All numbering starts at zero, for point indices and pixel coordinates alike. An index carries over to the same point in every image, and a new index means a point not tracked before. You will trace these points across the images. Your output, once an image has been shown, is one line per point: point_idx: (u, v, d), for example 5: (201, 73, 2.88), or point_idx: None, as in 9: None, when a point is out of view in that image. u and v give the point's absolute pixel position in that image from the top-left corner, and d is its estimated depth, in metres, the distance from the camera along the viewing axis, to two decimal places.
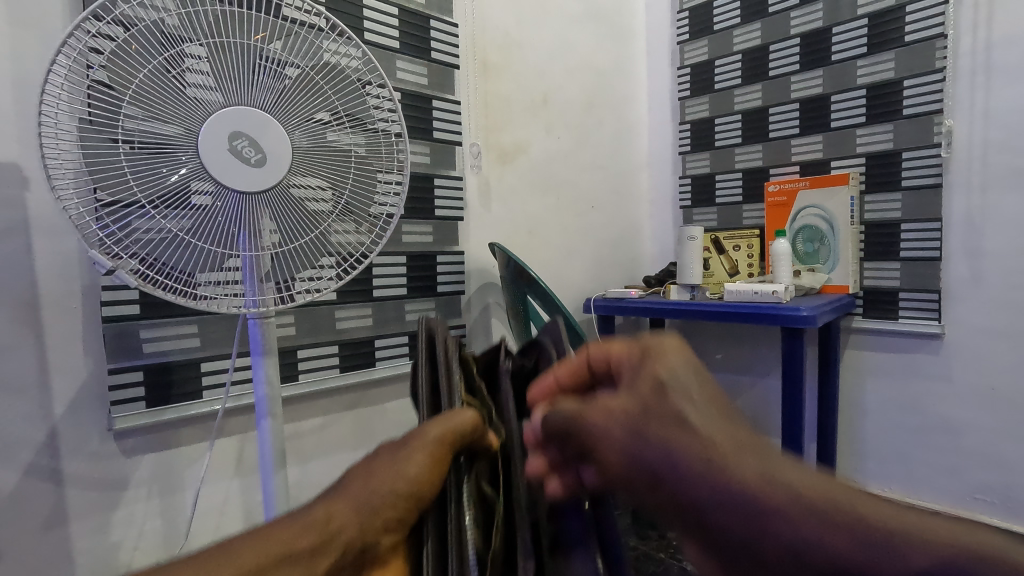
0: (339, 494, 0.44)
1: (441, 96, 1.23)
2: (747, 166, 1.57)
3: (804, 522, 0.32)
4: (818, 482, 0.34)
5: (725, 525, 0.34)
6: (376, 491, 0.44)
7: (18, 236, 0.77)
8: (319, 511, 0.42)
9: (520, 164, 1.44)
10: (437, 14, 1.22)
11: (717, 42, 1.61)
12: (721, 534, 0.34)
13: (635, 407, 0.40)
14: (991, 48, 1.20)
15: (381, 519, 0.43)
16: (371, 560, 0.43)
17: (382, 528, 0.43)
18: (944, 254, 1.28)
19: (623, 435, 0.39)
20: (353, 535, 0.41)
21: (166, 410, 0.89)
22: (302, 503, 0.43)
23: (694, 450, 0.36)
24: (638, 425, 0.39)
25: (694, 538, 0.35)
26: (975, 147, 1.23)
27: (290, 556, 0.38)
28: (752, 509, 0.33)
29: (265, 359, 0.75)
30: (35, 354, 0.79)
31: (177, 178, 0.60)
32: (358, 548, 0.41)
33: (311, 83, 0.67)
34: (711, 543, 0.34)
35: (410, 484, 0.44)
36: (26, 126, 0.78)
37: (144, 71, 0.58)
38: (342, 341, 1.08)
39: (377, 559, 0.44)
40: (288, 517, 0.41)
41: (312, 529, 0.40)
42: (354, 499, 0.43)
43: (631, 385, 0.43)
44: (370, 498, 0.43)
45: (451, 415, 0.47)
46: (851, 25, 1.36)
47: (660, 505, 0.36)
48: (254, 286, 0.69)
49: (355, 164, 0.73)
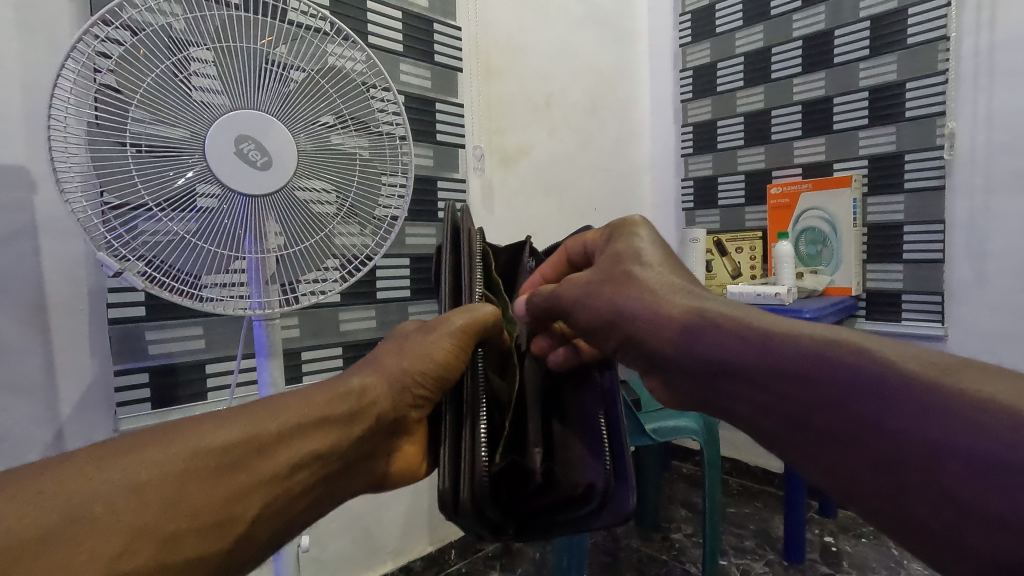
0: (375, 370, 0.53)
1: (444, 99, 1.24)
2: (749, 169, 1.58)
3: (853, 378, 0.38)
4: (871, 343, 0.39)
5: (781, 390, 0.42)
6: (404, 370, 0.52)
7: (26, 239, 0.78)
8: (357, 383, 0.52)
9: (523, 166, 1.44)
10: (441, 17, 1.22)
11: (719, 44, 1.61)
12: (767, 394, 0.42)
13: (622, 278, 0.55)
14: (994, 50, 1.20)
15: (409, 395, 0.53)
16: (399, 425, 0.54)
17: (408, 402, 0.53)
18: (948, 256, 1.28)
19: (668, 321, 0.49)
20: (385, 406, 0.52)
21: (172, 411, 0.90)
22: (343, 375, 0.53)
23: (725, 325, 0.46)
24: (697, 327, 0.48)
25: (735, 392, 0.45)
26: (978, 149, 1.23)
27: (333, 417, 0.48)
28: (800, 374, 0.41)
29: (271, 361, 0.76)
30: (42, 356, 0.80)
31: (184, 181, 0.61)
32: (387, 414, 0.52)
33: (316, 87, 0.68)
34: (765, 402, 0.43)
35: (433, 366, 0.52)
36: (35, 130, 0.79)
37: (152, 75, 0.58)
38: (346, 343, 1.09)
39: (404, 425, 0.54)
40: (332, 385, 0.51)
41: (350, 398, 0.50)
42: (387, 375, 0.53)
43: (598, 263, 0.59)
44: (400, 375, 0.52)
45: (473, 308, 0.53)
46: (853, 27, 1.36)
47: (713, 377, 0.46)
48: (259, 288, 0.70)
49: (360, 166, 0.73)
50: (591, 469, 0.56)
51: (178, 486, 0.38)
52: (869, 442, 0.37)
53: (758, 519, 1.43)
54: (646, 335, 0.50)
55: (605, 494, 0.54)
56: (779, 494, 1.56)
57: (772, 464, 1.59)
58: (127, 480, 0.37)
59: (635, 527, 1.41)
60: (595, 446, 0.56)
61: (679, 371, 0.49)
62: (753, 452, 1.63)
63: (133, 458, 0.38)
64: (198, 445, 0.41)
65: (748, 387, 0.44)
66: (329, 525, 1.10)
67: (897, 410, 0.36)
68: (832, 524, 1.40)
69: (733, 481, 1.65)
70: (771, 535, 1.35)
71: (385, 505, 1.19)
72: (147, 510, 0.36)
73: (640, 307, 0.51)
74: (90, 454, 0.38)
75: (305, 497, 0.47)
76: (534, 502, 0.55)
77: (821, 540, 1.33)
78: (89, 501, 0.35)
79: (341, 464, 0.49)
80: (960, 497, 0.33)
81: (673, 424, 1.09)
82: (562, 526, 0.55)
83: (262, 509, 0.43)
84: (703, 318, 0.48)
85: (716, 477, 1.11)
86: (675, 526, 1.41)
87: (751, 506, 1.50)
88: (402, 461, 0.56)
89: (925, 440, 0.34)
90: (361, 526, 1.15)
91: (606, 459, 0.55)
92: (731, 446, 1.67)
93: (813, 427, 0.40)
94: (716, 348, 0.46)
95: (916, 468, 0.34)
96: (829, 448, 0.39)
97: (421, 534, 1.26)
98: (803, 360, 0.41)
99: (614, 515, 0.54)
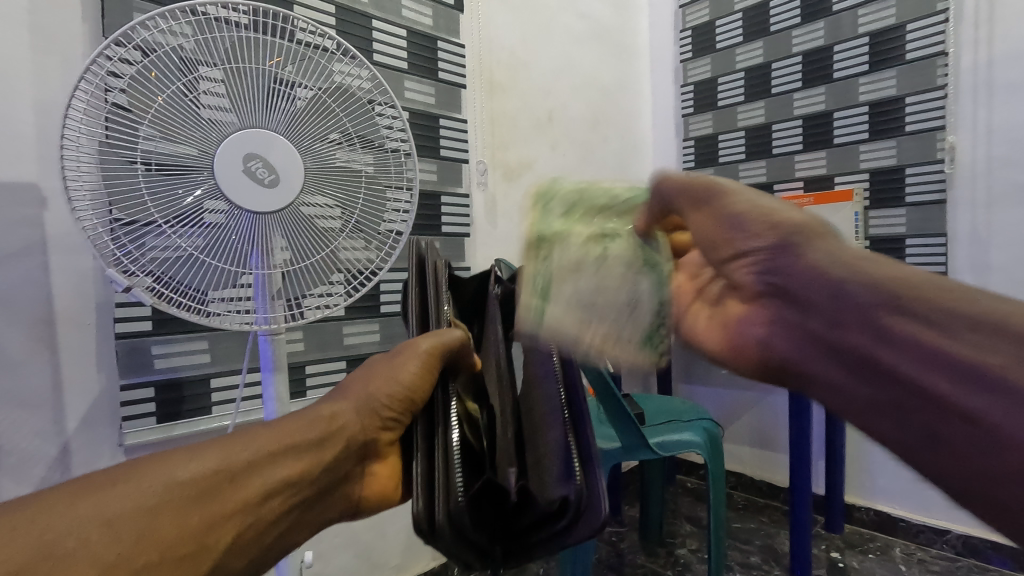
0: (345, 396, 0.54)
1: (448, 115, 1.25)
2: (751, 182, 1.59)
3: (1001, 327, 0.33)
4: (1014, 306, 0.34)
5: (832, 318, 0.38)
6: (373, 393, 0.53)
7: (36, 255, 0.79)
8: (326, 410, 0.52)
9: (526, 180, 1.45)
10: (444, 35, 1.24)
11: (719, 60, 1.63)
12: (882, 331, 0.36)
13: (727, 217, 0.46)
14: (992, 65, 1.21)
15: (379, 418, 0.53)
16: (370, 449, 0.54)
17: (377, 425, 0.53)
18: (950, 269, 1.28)
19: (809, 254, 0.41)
20: (355, 430, 0.52)
21: (176, 425, 0.90)
22: (313, 404, 0.53)
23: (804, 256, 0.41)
24: (899, 274, 0.38)
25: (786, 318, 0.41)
26: (978, 163, 1.24)
27: (303, 444, 0.48)
28: (922, 313, 0.35)
29: (276, 376, 0.76)
30: (49, 371, 0.80)
31: (192, 199, 0.62)
32: (359, 438, 0.52)
33: (322, 106, 0.69)
34: (870, 338, 0.36)
35: (401, 390, 0.52)
36: (46, 148, 0.80)
37: (164, 95, 0.59)
38: (350, 356, 1.09)
39: (375, 449, 0.54)
40: (301, 414, 0.51)
41: (318, 424, 0.50)
42: (355, 399, 0.53)
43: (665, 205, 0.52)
44: (367, 399, 0.53)
45: (441, 334, 0.54)
46: (852, 43, 1.38)
47: (841, 312, 0.38)
48: (265, 303, 0.71)
49: (365, 183, 0.74)
50: (561, 481, 0.52)
51: (150, 520, 0.38)
52: (980, 389, 0.33)
53: (764, 534, 1.42)
54: (792, 274, 0.41)
55: (577, 507, 0.51)
56: (784, 509, 1.54)
57: (778, 478, 1.58)
58: (98, 515, 0.36)
59: (639, 542, 1.40)
60: (562, 464, 0.53)
61: (803, 309, 0.40)
62: (758, 466, 1.62)
63: (105, 495, 0.38)
64: (170, 479, 0.40)
65: (875, 323, 0.36)
66: (333, 540, 1.09)
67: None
68: (839, 539, 1.39)
69: (738, 496, 1.64)
70: (777, 551, 1.34)
71: (388, 520, 1.19)
72: (119, 546, 0.36)
73: (764, 245, 0.43)
74: (62, 490, 0.37)
75: (278, 525, 0.46)
76: (519, 520, 0.53)
77: (828, 556, 1.32)
78: (61, 536, 0.35)
79: (315, 491, 0.49)
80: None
81: (678, 438, 1.10)
82: (548, 545, 0.53)
83: (236, 538, 0.43)
84: (848, 261, 0.40)
85: (721, 493, 1.10)
86: (680, 541, 1.40)
87: (757, 521, 1.49)
88: (375, 485, 0.56)
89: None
90: (364, 541, 1.14)
91: (573, 472, 0.52)
92: (735, 460, 1.67)
93: (914, 369, 0.35)
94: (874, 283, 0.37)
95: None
96: (914, 389, 0.35)
97: (424, 549, 1.26)
98: (928, 301, 0.36)
99: (588, 527, 0.51)
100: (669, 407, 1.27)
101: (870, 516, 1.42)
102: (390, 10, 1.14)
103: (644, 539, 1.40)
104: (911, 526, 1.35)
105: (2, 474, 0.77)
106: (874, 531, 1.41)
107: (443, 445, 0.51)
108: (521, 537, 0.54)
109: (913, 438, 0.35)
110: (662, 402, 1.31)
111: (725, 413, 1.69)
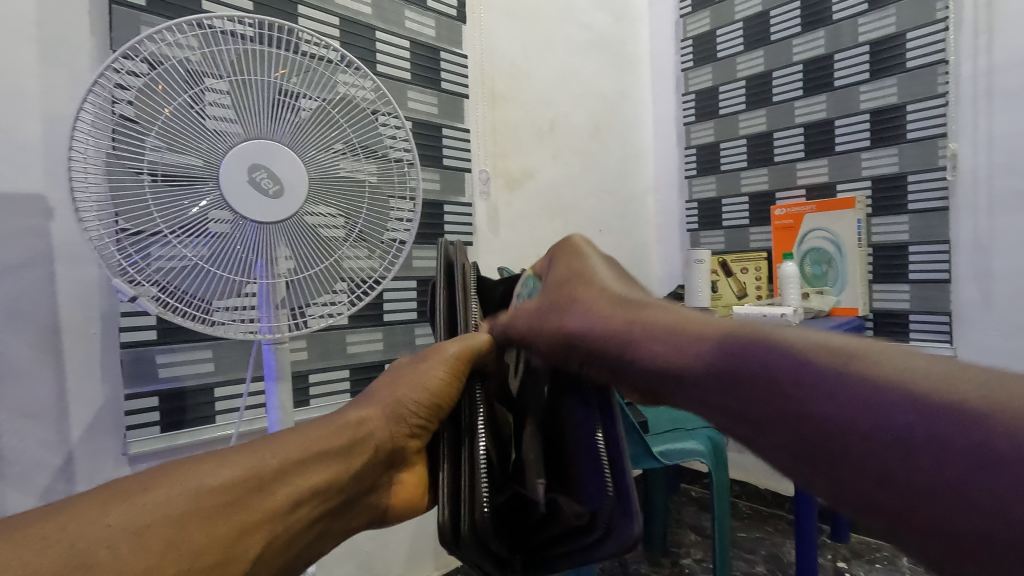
0: (371, 404, 0.55)
1: (451, 125, 1.26)
2: (753, 190, 1.59)
3: (799, 366, 0.34)
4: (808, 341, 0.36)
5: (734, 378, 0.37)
6: (400, 399, 0.54)
7: (41, 265, 0.80)
8: (354, 416, 0.53)
9: (528, 189, 1.46)
10: (447, 45, 1.25)
11: (720, 69, 1.65)
12: (706, 400, 0.38)
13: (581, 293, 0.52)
14: (992, 73, 1.21)
15: (407, 425, 0.54)
16: (398, 457, 0.55)
17: (405, 432, 0.55)
18: (954, 277, 1.28)
19: (598, 322, 0.47)
20: (383, 437, 0.53)
21: (180, 434, 0.90)
22: (339, 411, 0.54)
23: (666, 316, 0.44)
24: (697, 333, 0.41)
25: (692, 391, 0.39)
26: (980, 170, 1.24)
27: (331, 450, 0.49)
28: (776, 356, 0.35)
29: (279, 384, 0.77)
30: (54, 380, 0.81)
31: (198, 209, 0.62)
32: (386, 447, 0.53)
33: (327, 117, 0.69)
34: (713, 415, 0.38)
35: (427, 396, 0.53)
36: (53, 160, 0.81)
37: (169, 107, 0.60)
38: (353, 365, 1.10)
39: (402, 456, 0.55)
40: (327, 420, 0.52)
41: (348, 430, 0.51)
42: (382, 406, 0.54)
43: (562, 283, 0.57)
44: (395, 405, 0.54)
45: (467, 337, 0.54)
46: (852, 52, 1.38)
47: (722, 368, 0.37)
48: (269, 313, 0.71)
49: (369, 194, 0.74)
50: (593, 494, 0.49)
51: (180, 527, 0.38)
52: (891, 414, 0.29)
53: (769, 544, 1.41)
54: (602, 342, 0.46)
55: (607, 520, 0.47)
56: (789, 518, 1.53)
57: (782, 487, 1.56)
58: (127, 525, 0.36)
59: (644, 552, 1.39)
60: (595, 479, 0.49)
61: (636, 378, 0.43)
62: (761, 475, 1.61)
63: (133, 506, 0.37)
64: (200, 488, 0.40)
65: (689, 388, 0.39)
66: (336, 549, 1.09)
67: (851, 395, 0.31)
68: (845, 548, 1.38)
69: (743, 505, 1.63)
70: (783, 560, 1.33)
71: (391, 530, 1.18)
72: (148, 557, 0.35)
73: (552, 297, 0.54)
74: (88, 501, 0.37)
75: (305, 534, 0.47)
76: (543, 532, 0.50)
77: (834, 566, 1.31)
78: (91, 545, 0.34)
79: (342, 499, 0.50)
80: (912, 501, 0.28)
81: (682, 447, 1.09)
82: (570, 561, 0.50)
83: (265, 546, 0.43)
84: (663, 322, 0.44)
85: (725, 502, 1.09)
86: (684, 551, 1.39)
87: (762, 530, 1.48)
88: (402, 493, 0.56)
89: (886, 434, 0.29)
90: (367, 551, 1.14)
91: (606, 481, 0.48)
92: (740, 469, 1.66)
93: (766, 442, 0.35)
94: (680, 350, 0.40)
95: (871, 472, 0.29)
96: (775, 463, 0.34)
97: (427, 558, 1.25)
98: (730, 354, 0.38)
99: (619, 543, 0.47)
100: (673, 416, 1.26)
101: None
102: (393, 21, 1.15)
103: (649, 549, 1.39)
104: None
105: (6, 483, 0.77)
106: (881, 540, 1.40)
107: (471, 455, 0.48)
108: (543, 550, 0.51)
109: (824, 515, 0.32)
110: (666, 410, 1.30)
111: None
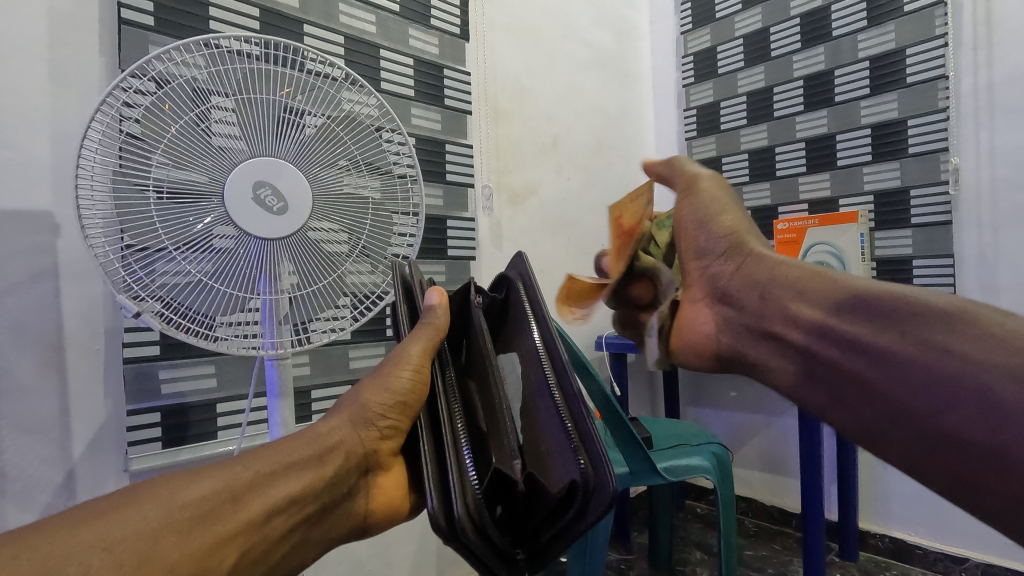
0: (340, 413, 0.55)
1: (453, 140, 1.27)
2: (756, 205, 1.59)
3: (946, 327, 0.44)
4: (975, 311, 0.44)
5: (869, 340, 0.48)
6: (366, 405, 0.54)
7: (47, 281, 0.80)
8: (322, 427, 0.53)
9: (531, 205, 1.47)
10: (451, 63, 1.27)
11: (721, 85, 1.66)
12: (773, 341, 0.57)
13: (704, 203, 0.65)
14: (993, 88, 1.22)
15: (376, 428, 0.54)
16: (373, 462, 0.55)
17: (376, 435, 0.54)
18: (958, 291, 1.27)
19: (725, 266, 0.62)
20: (353, 444, 0.53)
21: (181, 450, 0.89)
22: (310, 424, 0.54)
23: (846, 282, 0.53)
24: (838, 292, 0.53)
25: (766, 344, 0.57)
26: (982, 184, 1.24)
27: (301, 461, 0.49)
28: (867, 320, 0.49)
29: (282, 401, 0.76)
30: (57, 395, 0.81)
31: (203, 226, 0.63)
32: (357, 452, 0.53)
33: (331, 135, 0.70)
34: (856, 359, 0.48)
35: (392, 396, 0.54)
36: (60, 177, 0.82)
37: (175, 128, 0.60)
38: (354, 380, 1.09)
39: (377, 461, 0.55)
40: (299, 433, 0.52)
41: (315, 442, 0.51)
42: (349, 413, 0.54)
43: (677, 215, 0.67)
44: (360, 410, 0.54)
45: (421, 333, 0.55)
46: (852, 67, 1.39)
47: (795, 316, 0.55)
48: (272, 328, 0.71)
49: (372, 212, 0.75)
50: (565, 466, 0.46)
51: (152, 542, 0.37)
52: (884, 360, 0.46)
53: (776, 562, 1.39)
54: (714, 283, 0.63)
55: (587, 489, 0.44)
56: (796, 536, 1.51)
57: (789, 504, 1.55)
58: (99, 540, 0.36)
59: (649, 570, 1.38)
60: (565, 449, 0.47)
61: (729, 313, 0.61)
62: (768, 491, 1.59)
63: (106, 522, 0.37)
64: (172, 501, 0.40)
65: (781, 323, 0.56)
66: (336, 568, 1.07)
67: (949, 368, 0.42)
68: (854, 567, 1.36)
69: (749, 522, 1.61)
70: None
71: (393, 547, 1.17)
72: (120, 570, 0.35)
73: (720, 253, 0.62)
74: (70, 517, 0.37)
75: (284, 544, 0.46)
76: (532, 516, 0.47)
77: None
78: (61, 562, 0.34)
79: (318, 508, 0.49)
80: (936, 411, 0.42)
81: (687, 462, 1.08)
82: (562, 543, 0.46)
83: (239, 558, 0.42)
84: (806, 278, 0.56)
85: (732, 517, 1.08)
86: (690, 569, 1.37)
87: (769, 548, 1.46)
88: (383, 498, 0.56)
89: (926, 402, 0.43)
90: (369, 569, 1.13)
91: (579, 457, 0.46)
92: (745, 485, 1.64)
93: (850, 361, 0.49)
94: (794, 296, 0.56)
95: (908, 393, 0.44)
96: (852, 377, 0.49)
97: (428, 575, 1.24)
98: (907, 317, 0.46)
99: (597, 510, 0.43)
100: (675, 431, 1.25)
101: (885, 543, 1.38)
102: (398, 39, 1.17)
103: (654, 567, 1.37)
104: (927, 554, 1.32)
105: (7, 500, 0.77)
106: (890, 558, 1.38)
107: (452, 436, 0.49)
108: (537, 539, 0.47)
109: (909, 452, 0.44)
110: (669, 426, 1.29)
111: (735, 436, 1.66)
